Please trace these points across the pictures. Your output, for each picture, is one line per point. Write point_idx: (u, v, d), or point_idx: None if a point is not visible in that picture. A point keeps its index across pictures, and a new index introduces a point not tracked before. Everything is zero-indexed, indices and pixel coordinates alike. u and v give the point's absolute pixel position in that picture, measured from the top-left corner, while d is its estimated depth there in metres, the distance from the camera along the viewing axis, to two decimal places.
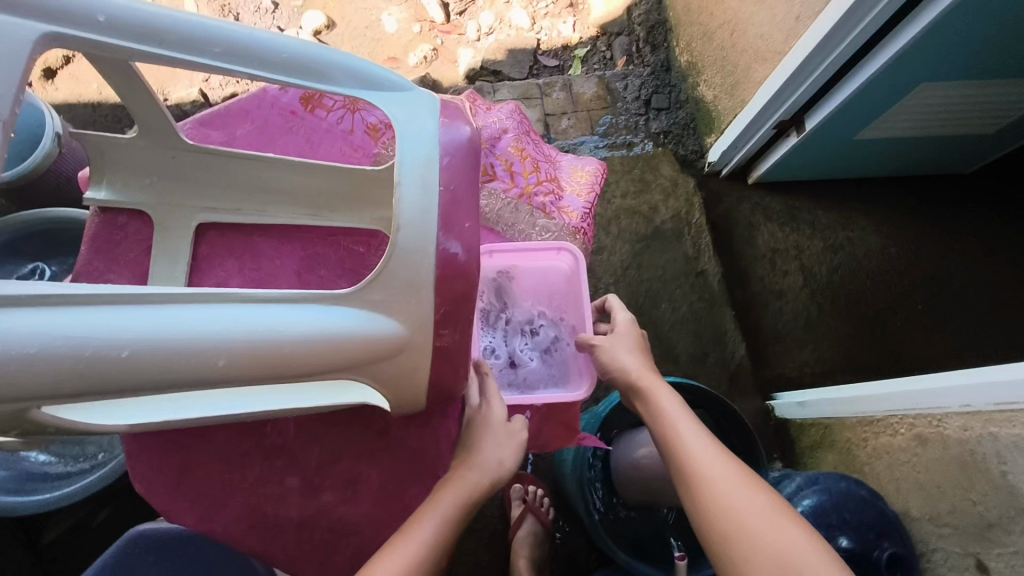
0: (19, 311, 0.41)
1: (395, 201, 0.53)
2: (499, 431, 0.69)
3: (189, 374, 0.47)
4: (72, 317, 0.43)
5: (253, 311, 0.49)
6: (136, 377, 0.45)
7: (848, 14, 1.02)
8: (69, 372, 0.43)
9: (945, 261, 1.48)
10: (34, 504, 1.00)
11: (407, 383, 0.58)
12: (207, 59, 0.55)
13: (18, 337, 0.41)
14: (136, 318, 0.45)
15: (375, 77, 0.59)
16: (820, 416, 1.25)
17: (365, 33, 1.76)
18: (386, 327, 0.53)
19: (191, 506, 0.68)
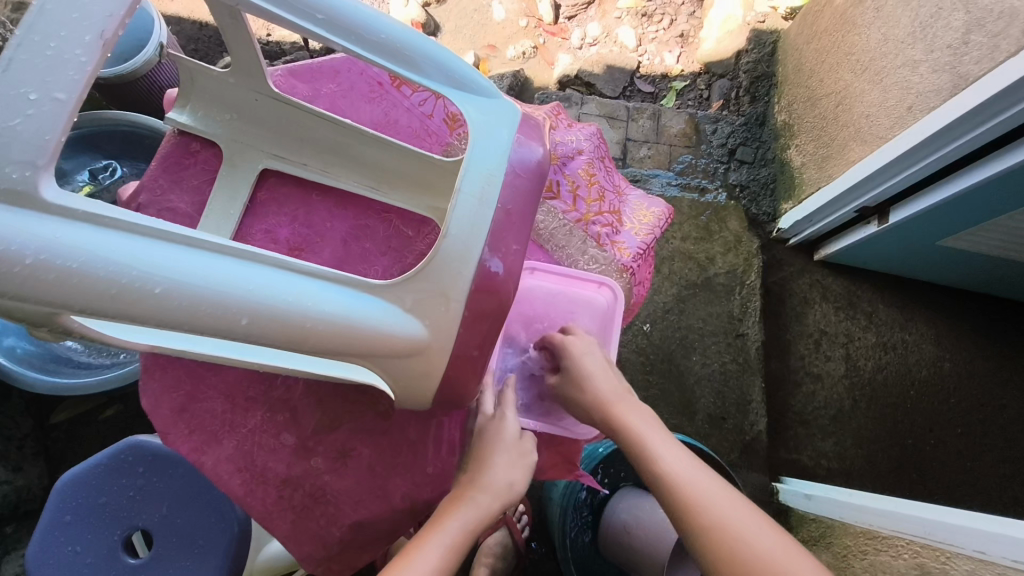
0: (72, 225, 0.43)
1: (450, 208, 0.54)
2: (512, 453, 0.67)
3: (210, 326, 0.47)
4: (117, 243, 0.44)
5: (284, 279, 0.49)
6: (160, 315, 0.45)
7: (970, 113, 0.97)
8: (100, 295, 0.43)
9: (999, 389, 1.41)
10: (50, 384, 1.06)
11: (416, 382, 0.58)
12: (308, 24, 0.56)
13: (64, 249, 0.42)
14: (176, 258, 0.46)
15: (464, 77, 0.61)
16: (824, 513, 1.20)
17: (471, 16, 1.79)
18: (409, 327, 0.55)
19: (188, 435, 0.68)
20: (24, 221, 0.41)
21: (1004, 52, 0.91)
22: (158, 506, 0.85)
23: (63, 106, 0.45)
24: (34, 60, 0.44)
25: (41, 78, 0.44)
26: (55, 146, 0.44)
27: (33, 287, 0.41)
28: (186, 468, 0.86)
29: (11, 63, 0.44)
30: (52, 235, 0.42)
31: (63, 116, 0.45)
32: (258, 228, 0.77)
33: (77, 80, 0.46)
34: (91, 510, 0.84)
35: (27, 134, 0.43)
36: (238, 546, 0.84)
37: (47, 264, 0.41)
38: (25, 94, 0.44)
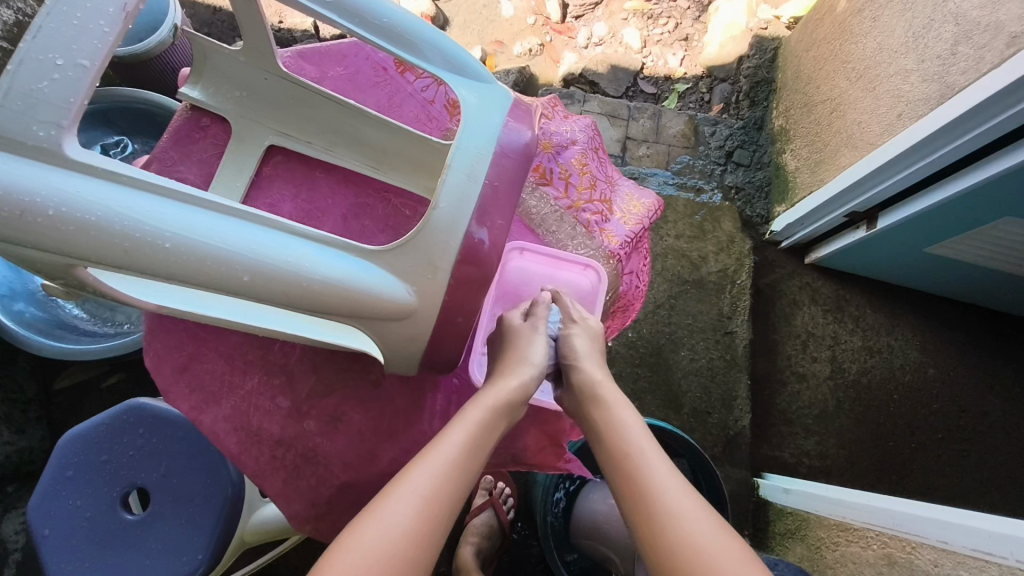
0: (93, 182, 0.46)
1: (441, 182, 0.58)
2: (536, 340, 0.75)
3: (215, 281, 0.50)
4: (132, 200, 0.47)
5: (285, 241, 0.53)
6: (169, 269, 0.48)
7: (956, 122, 1.00)
8: (114, 246, 0.47)
9: (981, 397, 1.44)
10: (54, 349, 1.09)
11: (406, 347, 0.62)
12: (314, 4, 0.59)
13: (83, 203, 0.45)
14: (185, 217, 0.49)
15: (460, 61, 0.64)
16: (801, 507, 1.23)
17: (480, 11, 1.83)
18: (399, 293, 0.58)
19: (188, 394, 0.72)
20: (50, 177, 0.45)
21: (989, 63, 0.94)
22: (156, 466, 0.88)
23: (85, 72, 0.48)
24: (60, 28, 0.48)
25: (67, 46, 0.48)
26: (76, 109, 0.47)
27: (55, 237, 0.45)
28: (185, 432, 0.89)
29: (40, 30, 0.48)
30: (74, 190, 0.45)
31: (84, 82, 0.48)
32: (262, 202, 0.81)
33: (99, 48, 0.49)
34: (92, 467, 0.88)
35: (51, 96, 0.47)
36: (230, 509, 0.88)
37: (67, 216, 0.45)
38: (52, 60, 0.48)
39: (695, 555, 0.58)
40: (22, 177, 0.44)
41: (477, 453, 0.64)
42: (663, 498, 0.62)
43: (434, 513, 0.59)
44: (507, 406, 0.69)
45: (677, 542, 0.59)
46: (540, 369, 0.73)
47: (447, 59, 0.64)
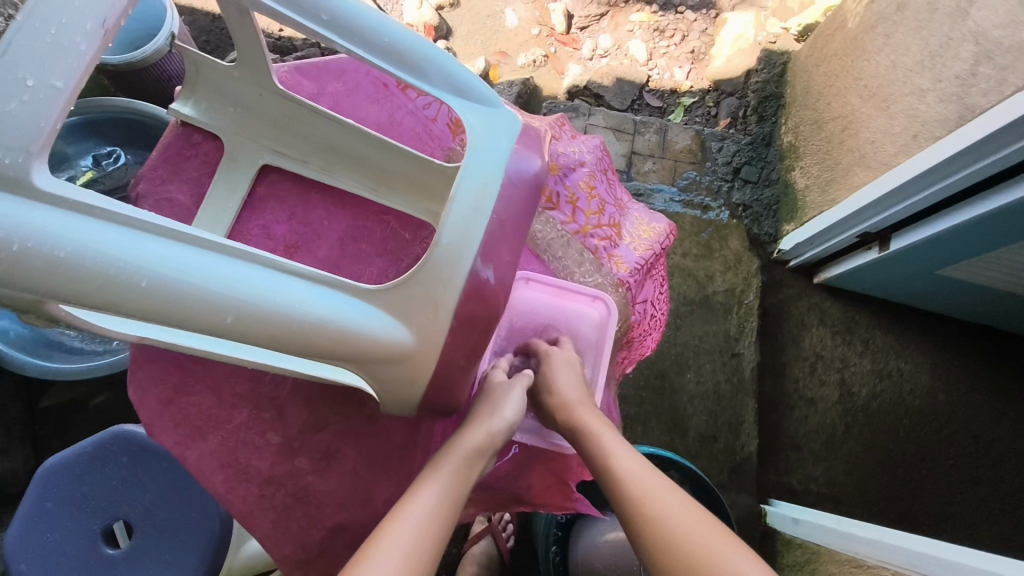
0: (62, 215, 0.43)
1: (443, 215, 0.54)
2: (513, 391, 0.71)
3: (195, 323, 0.46)
4: (104, 233, 0.44)
5: (273, 280, 0.49)
6: (144, 309, 0.45)
7: (976, 145, 0.97)
8: (84, 285, 0.43)
9: (993, 423, 1.40)
10: (39, 369, 1.06)
11: (402, 390, 0.58)
12: (311, 23, 0.55)
13: (51, 238, 0.42)
14: (164, 252, 0.45)
15: (464, 84, 0.60)
16: (811, 539, 1.19)
17: (484, 22, 1.80)
18: (396, 334, 0.54)
19: (174, 428, 0.68)
20: (14, 208, 0.41)
21: (1012, 85, 0.91)
22: (141, 498, 0.84)
23: (58, 94, 0.45)
24: (31, 45, 0.44)
25: (37, 65, 0.44)
26: (48, 134, 0.44)
27: (17, 274, 0.41)
28: (170, 462, 0.85)
29: (9, 47, 0.44)
30: (40, 223, 0.41)
31: (58, 105, 0.45)
32: (255, 223, 0.77)
33: (74, 69, 0.46)
34: (73, 499, 0.83)
35: (20, 120, 0.43)
36: (218, 543, 0.84)
37: (33, 252, 0.41)
38: (21, 80, 0.43)
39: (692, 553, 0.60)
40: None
41: (451, 506, 0.61)
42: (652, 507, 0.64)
43: (422, 556, 0.56)
44: (477, 454, 0.65)
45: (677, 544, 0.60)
46: (510, 422, 0.68)
47: (451, 80, 0.60)
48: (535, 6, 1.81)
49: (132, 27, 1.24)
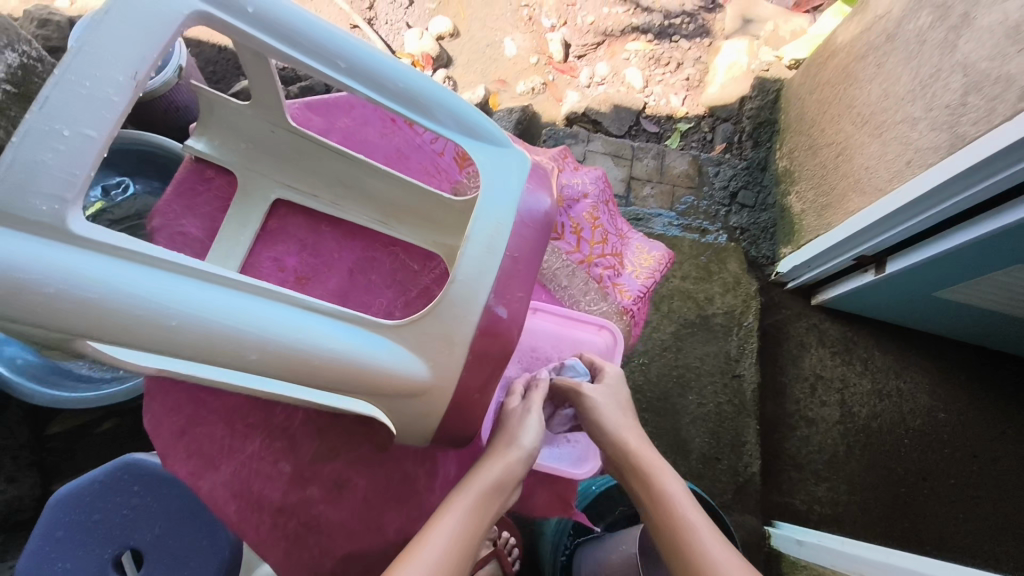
0: (96, 258, 0.45)
1: (459, 254, 0.57)
2: (529, 418, 0.70)
3: (220, 358, 0.49)
4: (134, 276, 0.46)
5: (294, 317, 0.52)
6: (172, 347, 0.47)
7: (966, 173, 1.00)
8: (115, 325, 0.45)
9: (994, 441, 1.41)
10: (48, 398, 1.09)
11: (416, 420, 0.60)
12: (331, 70, 0.58)
13: (85, 281, 0.44)
14: (190, 291, 0.48)
15: (474, 125, 0.63)
16: (816, 561, 1.19)
17: (483, 50, 1.85)
18: (413, 368, 0.57)
19: (186, 459, 0.69)
20: (51, 253, 0.44)
21: (1001, 115, 0.94)
22: (150, 527, 0.84)
23: (91, 142, 0.47)
24: (67, 97, 0.47)
25: (72, 116, 0.47)
26: (83, 181, 0.46)
27: (53, 314, 0.43)
28: (180, 491, 0.85)
29: (47, 100, 0.46)
30: (75, 267, 0.44)
31: (92, 152, 0.47)
32: (267, 255, 0.79)
33: (107, 119, 0.48)
34: (84, 529, 0.83)
35: (56, 168, 0.45)
36: (228, 569, 0.84)
37: (67, 294, 0.43)
38: (58, 130, 0.46)
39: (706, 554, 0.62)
40: (19, 254, 0.43)
41: (468, 543, 0.59)
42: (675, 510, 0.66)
43: None
44: (497, 488, 0.64)
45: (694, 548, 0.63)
46: (530, 450, 0.68)
47: (461, 121, 0.63)
48: (533, 35, 1.86)
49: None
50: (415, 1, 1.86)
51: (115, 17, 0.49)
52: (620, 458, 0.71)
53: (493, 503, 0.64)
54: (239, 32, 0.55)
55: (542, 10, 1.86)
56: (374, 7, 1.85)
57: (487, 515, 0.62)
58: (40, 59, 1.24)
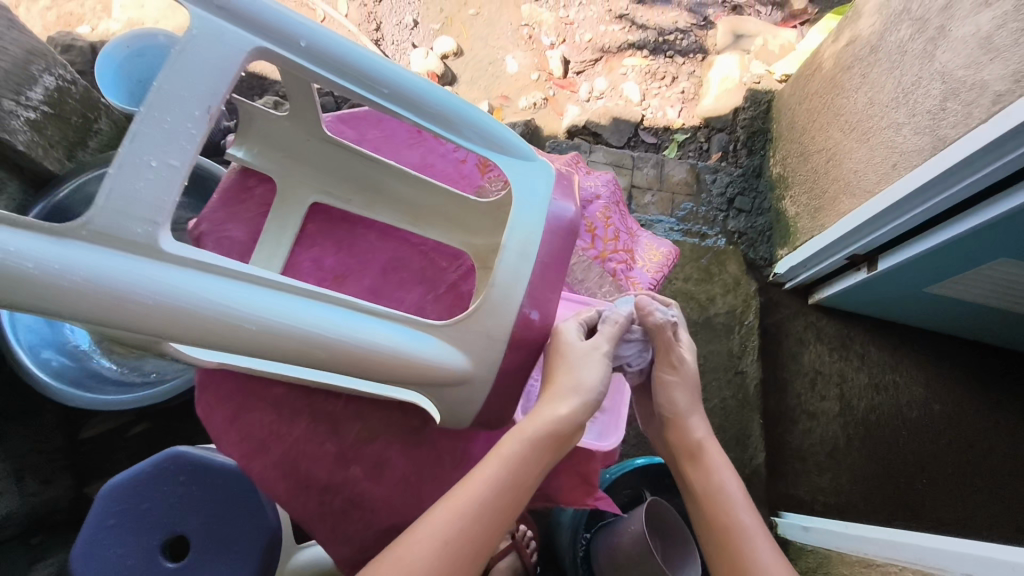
0: (183, 272, 0.53)
1: (497, 261, 0.65)
2: (593, 360, 0.76)
3: (289, 355, 0.57)
4: (215, 286, 0.54)
5: (349, 317, 0.59)
6: (250, 346, 0.55)
7: (949, 171, 1.07)
8: (203, 329, 0.53)
9: (989, 431, 1.47)
10: (86, 400, 1.13)
11: (457, 408, 0.68)
12: (376, 96, 0.65)
13: (175, 292, 0.52)
14: (261, 297, 0.56)
15: (502, 141, 0.70)
16: (821, 544, 1.24)
17: (486, 68, 1.93)
18: (455, 361, 0.64)
19: (239, 443, 0.75)
20: (147, 269, 0.52)
21: (977, 118, 1.02)
22: (195, 513, 0.90)
23: (175, 171, 0.55)
24: (155, 132, 0.55)
25: (160, 150, 0.55)
26: (169, 207, 0.54)
27: (159, 323, 0.52)
28: (225, 480, 0.91)
29: (135, 135, 0.54)
30: (172, 282, 0.52)
31: (176, 181, 0.55)
32: (305, 256, 0.85)
33: (188, 150, 0.56)
34: (134, 516, 0.89)
35: (147, 195, 0.53)
36: (269, 552, 0.90)
37: (161, 304, 0.52)
38: (147, 162, 0.54)
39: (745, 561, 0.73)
40: (130, 274, 0.51)
41: (518, 487, 0.67)
42: (726, 511, 0.78)
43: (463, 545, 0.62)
44: (557, 430, 0.71)
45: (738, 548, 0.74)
46: (590, 394, 0.74)
47: (491, 138, 0.70)
48: (533, 53, 1.94)
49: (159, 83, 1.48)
50: (420, 23, 1.95)
51: (191, 60, 0.57)
52: (685, 446, 0.84)
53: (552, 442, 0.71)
54: (295, 64, 0.63)
55: (542, 29, 1.95)
56: (380, 28, 1.93)
57: (546, 455, 0.70)
58: (73, 82, 1.29)
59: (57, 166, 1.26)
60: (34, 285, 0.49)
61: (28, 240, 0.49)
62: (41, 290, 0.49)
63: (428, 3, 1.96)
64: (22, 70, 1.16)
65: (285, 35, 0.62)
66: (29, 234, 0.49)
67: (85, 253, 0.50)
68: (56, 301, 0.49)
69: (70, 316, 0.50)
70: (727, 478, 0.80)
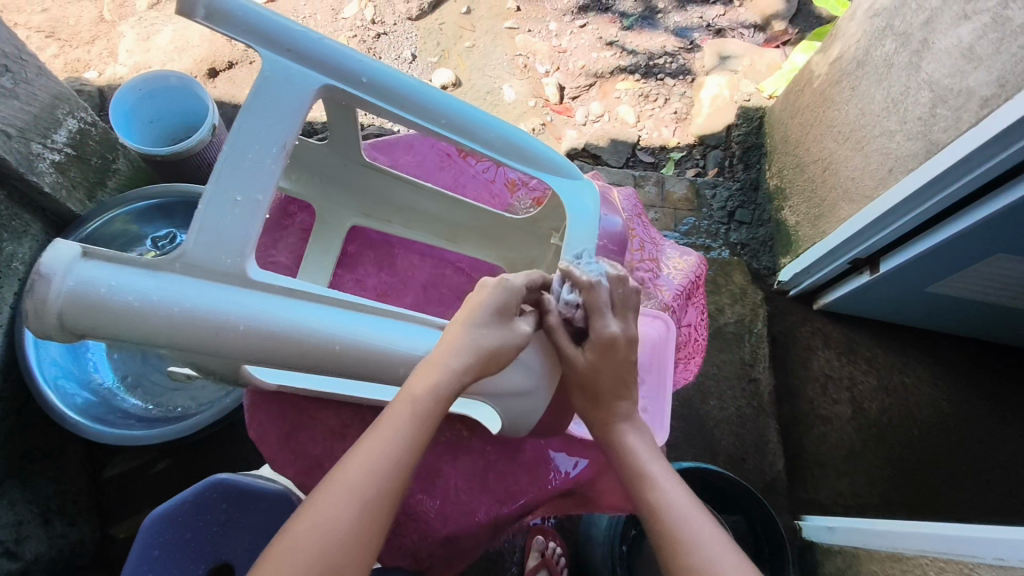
0: (260, 296, 0.66)
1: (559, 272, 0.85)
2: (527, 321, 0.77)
3: (351, 362, 0.69)
4: (285, 307, 0.66)
5: (393, 327, 0.73)
6: (320, 357, 0.68)
7: (942, 175, 1.12)
8: (278, 343, 0.65)
9: (997, 426, 1.51)
10: (116, 435, 1.12)
11: (519, 416, 0.81)
12: (435, 125, 0.81)
13: (256, 314, 0.65)
14: (324, 314, 0.68)
15: (536, 154, 0.85)
16: (848, 543, 1.26)
17: (484, 97, 1.98)
18: (521, 378, 0.79)
19: (294, 461, 0.85)
20: (229, 296, 0.64)
21: (967, 122, 1.08)
22: (240, 540, 0.90)
23: (257, 204, 0.67)
24: (240, 169, 0.67)
25: (244, 185, 0.67)
26: (252, 237, 0.66)
27: (226, 339, 0.64)
28: (268, 504, 0.92)
29: (221, 173, 0.66)
30: (250, 307, 0.65)
31: (257, 212, 0.67)
32: (350, 277, 0.96)
33: (266, 184, 0.68)
34: (177, 547, 0.89)
35: (236, 228, 0.65)
36: None
37: (248, 326, 0.64)
38: (235, 198, 0.66)
39: (674, 541, 0.68)
40: (203, 299, 0.63)
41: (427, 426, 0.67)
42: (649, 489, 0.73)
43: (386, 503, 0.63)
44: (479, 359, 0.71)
45: (666, 532, 0.69)
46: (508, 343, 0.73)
47: (526, 156, 0.85)
48: (529, 81, 2.00)
49: (171, 123, 1.53)
50: (418, 57, 2.00)
51: (272, 103, 0.71)
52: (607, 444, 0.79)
53: (465, 369, 0.69)
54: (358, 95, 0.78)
55: (536, 58, 2.02)
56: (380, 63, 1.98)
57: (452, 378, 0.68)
58: (94, 124, 1.31)
59: (79, 208, 1.28)
60: (129, 311, 0.60)
61: (125, 274, 0.61)
62: (136, 315, 0.61)
63: (425, 39, 2.03)
64: (48, 115, 1.19)
65: (349, 74, 0.76)
66: (124, 270, 0.61)
67: (169, 282, 0.62)
68: (145, 325, 0.61)
69: (156, 337, 0.62)
70: (647, 455, 0.76)
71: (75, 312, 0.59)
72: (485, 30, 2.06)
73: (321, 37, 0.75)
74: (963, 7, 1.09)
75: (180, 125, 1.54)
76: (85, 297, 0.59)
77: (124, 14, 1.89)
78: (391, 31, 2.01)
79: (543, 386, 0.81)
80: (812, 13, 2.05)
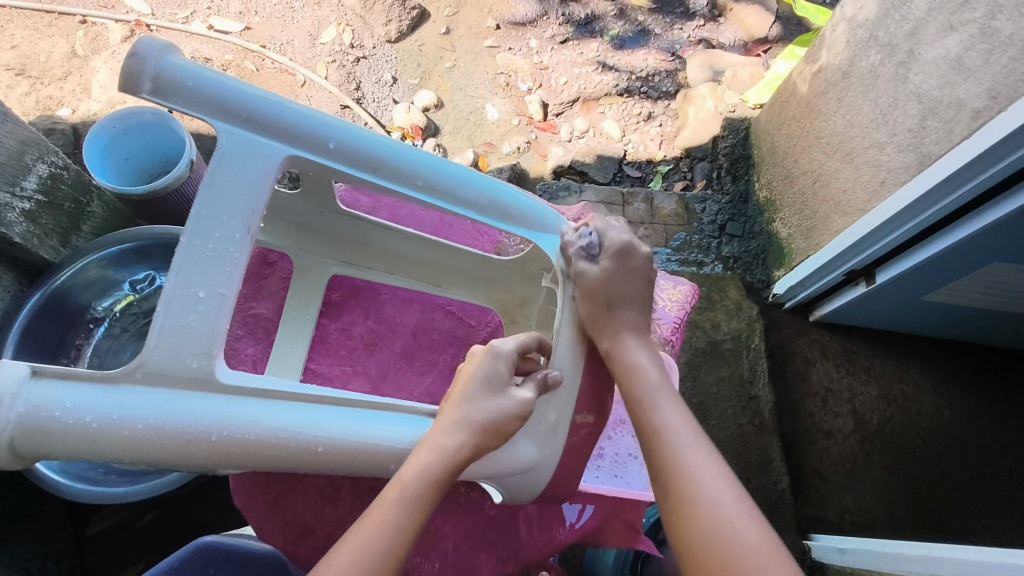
0: (226, 400, 0.65)
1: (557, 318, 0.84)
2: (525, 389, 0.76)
3: (335, 460, 0.68)
4: (256, 408, 0.66)
5: (382, 417, 0.72)
6: (301, 457, 0.67)
7: (935, 189, 1.11)
8: (250, 446, 0.65)
9: (1001, 432, 1.50)
10: (95, 494, 1.07)
11: (522, 492, 0.79)
12: (410, 189, 0.79)
13: (225, 421, 0.64)
14: (298, 412, 0.67)
15: (518, 211, 0.84)
16: (860, 566, 1.22)
17: (468, 118, 1.95)
18: (523, 452, 0.77)
19: (283, 530, 0.88)
20: (192, 402, 0.63)
21: (959, 134, 1.06)
22: None
23: (225, 298, 0.67)
24: (204, 263, 0.67)
25: (209, 282, 0.66)
26: (219, 335, 0.65)
27: (196, 449, 0.63)
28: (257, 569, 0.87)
29: (180, 268, 0.66)
30: (216, 413, 0.64)
31: (223, 309, 0.66)
32: (334, 326, 1.00)
33: (232, 277, 0.67)
34: None
35: (202, 329, 0.65)
36: None
37: (219, 436, 0.64)
38: (196, 293, 0.66)
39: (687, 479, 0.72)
40: (167, 409, 0.63)
41: (418, 511, 0.66)
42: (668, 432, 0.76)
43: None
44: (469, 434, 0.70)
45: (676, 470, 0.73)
46: (497, 413, 0.72)
47: (508, 214, 0.83)
48: (511, 99, 1.98)
49: (145, 159, 1.49)
50: (398, 80, 1.98)
51: (232, 177, 0.70)
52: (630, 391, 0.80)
53: (456, 445, 0.69)
54: (325, 163, 0.77)
55: (518, 76, 2.00)
56: (360, 87, 1.94)
57: (440, 453, 0.68)
58: (65, 167, 1.27)
59: (52, 255, 1.23)
60: (89, 431, 0.61)
61: (81, 393, 0.61)
62: (97, 435, 0.61)
63: (405, 61, 2.00)
64: (15, 162, 1.15)
65: (314, 140, 0.75)
66: (78, 386, 0.61)
67: (131, 394, 0.62)
68: (106, 444, 0.61)
69: (120, 454, 0.62)
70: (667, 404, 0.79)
71: (27, 439, 0.59)
72: (466, 50, 2.03)
73: (281, 103, 0.73)
74: (948, 17, 1.08)
75: (157, 159, 1.50)
76: (38, 421, 0.59)
77: (96, 48, 1.85)
78: (370, 55, 1.98)
79: (546, 458, 0.79)
80: (793, 21, 2.05)
